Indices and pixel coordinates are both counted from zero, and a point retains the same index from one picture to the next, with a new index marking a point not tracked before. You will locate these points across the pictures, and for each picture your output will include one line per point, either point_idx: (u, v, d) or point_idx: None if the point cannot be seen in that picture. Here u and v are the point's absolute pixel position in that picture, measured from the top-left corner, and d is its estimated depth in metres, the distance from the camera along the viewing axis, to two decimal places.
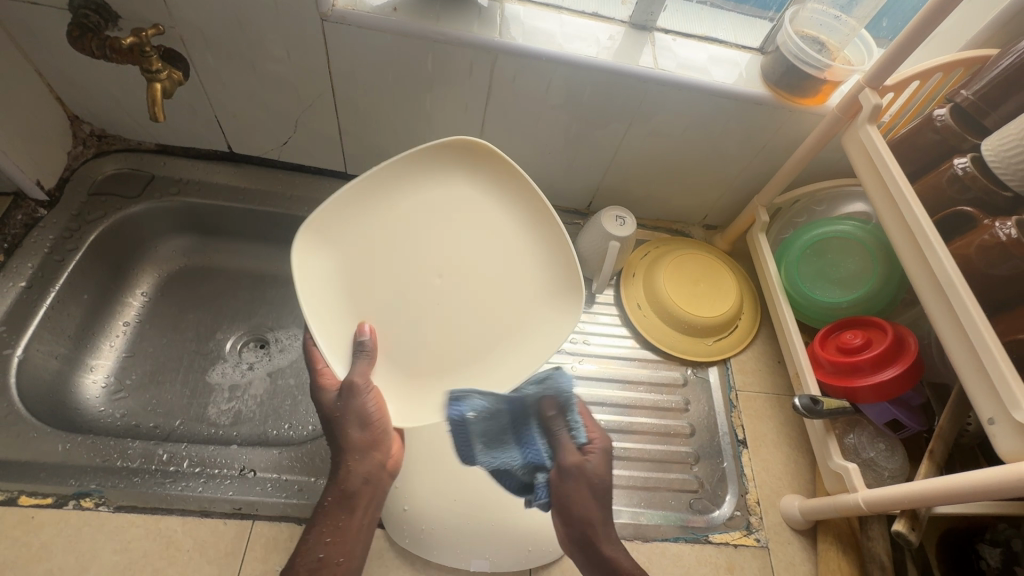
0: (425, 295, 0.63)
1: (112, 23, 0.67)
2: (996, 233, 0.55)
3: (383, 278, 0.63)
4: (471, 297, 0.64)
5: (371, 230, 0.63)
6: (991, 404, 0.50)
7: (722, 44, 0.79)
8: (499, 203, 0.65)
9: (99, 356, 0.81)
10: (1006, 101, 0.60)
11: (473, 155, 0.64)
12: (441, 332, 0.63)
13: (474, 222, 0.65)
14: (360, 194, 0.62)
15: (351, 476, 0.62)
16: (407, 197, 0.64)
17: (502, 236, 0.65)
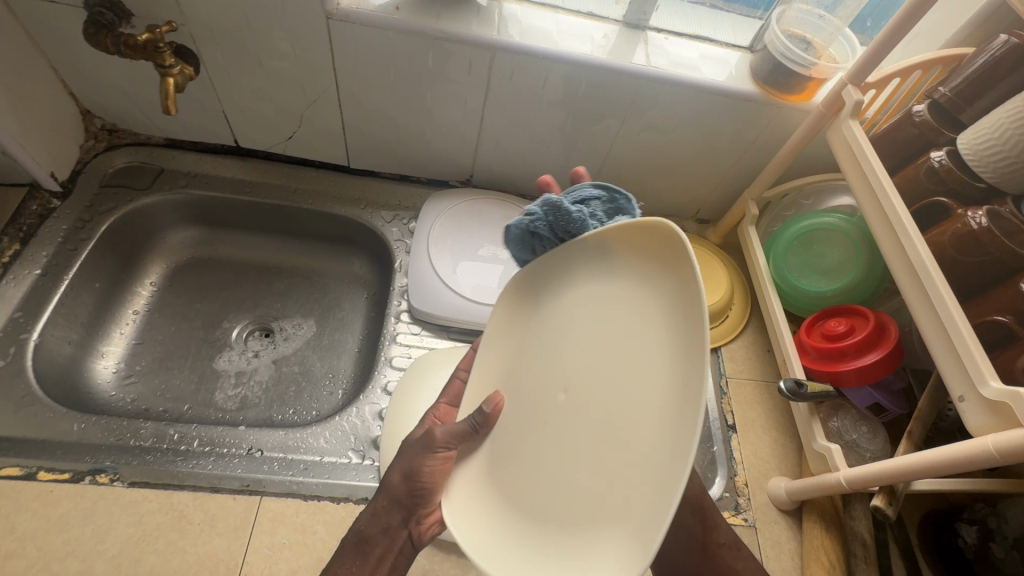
0: (557, 423, 0.48)
1: (125, 21, 0.70)
2: (968, 221, 0.58)
3: (538, 370, 0.53)
4: (591, 417, 0.46)
5: (563, 308, 0.54)
6: (961, 383, 0.53)
7: (712, 43, 0.82)
8: (667, 326, 0.43)
9: (110, 343, 0.84)
10: (981, 98, 0.63)
11: (675, 267, 0.43)
12: (544, 469, 0.47)
13: (638, 323, 0.46)
14: (561, 266, 0.55)
15: (377, 521, 0.57)
16: (597, 281, 0.51)
17: (658, 343, 0.43)
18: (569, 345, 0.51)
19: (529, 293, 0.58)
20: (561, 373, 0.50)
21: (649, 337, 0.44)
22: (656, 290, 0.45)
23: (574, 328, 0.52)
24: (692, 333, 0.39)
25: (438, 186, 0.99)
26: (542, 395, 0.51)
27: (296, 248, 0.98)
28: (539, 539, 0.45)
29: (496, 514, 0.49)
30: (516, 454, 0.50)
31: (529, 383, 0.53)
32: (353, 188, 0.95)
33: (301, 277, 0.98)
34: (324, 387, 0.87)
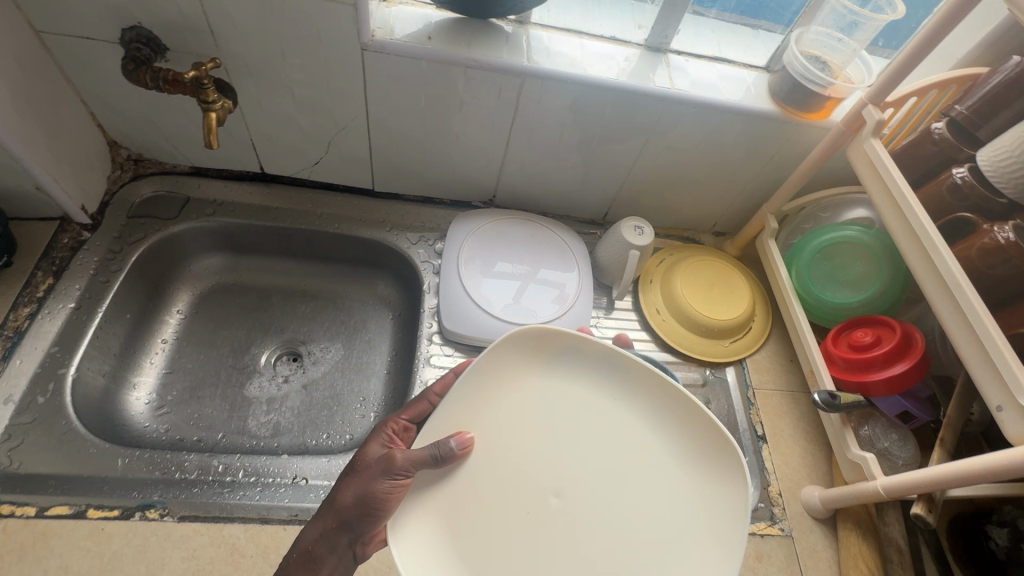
0: (552, 519, 0.60)
1: (161, 55, 0.71)
2: (995, 236, 0.60)
3: (535, 457, 0.63)
4: (585, 514, 0.60)
5: (586, 403, 0.64)
6: (999, 393, 0.55)
7: (731, 63, 0.85)
8: (682, 468, 0.61)
9: (141, 373, 0.83)
10: (996, 115, 0.66)
11: (714, 467, 0.59)
12: (530, 555, 0.59)
13: (651, 451, 0.62)
14: (608, 365, 0.64)
15: (326, 541, 0.58)
16: (626, 409, 0.64)
17: (669, 463, 0.61)
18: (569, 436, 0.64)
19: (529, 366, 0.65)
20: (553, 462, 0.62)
21: (659, 460, 0.62)
22: (675, 460, 0.61)
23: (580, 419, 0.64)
24: (697, 492, 0.59)
25: (461, 207, 1.00)
26: (534, 487, 0.61)
27: (320, 271, 0.99)
28: None
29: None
30: (485, 531, 0.59)
31: (515, 469, 0.62)
32: (378, 211, 0.96)
33: (326, 300, 0.98)
34: (356, 410, 0.87)
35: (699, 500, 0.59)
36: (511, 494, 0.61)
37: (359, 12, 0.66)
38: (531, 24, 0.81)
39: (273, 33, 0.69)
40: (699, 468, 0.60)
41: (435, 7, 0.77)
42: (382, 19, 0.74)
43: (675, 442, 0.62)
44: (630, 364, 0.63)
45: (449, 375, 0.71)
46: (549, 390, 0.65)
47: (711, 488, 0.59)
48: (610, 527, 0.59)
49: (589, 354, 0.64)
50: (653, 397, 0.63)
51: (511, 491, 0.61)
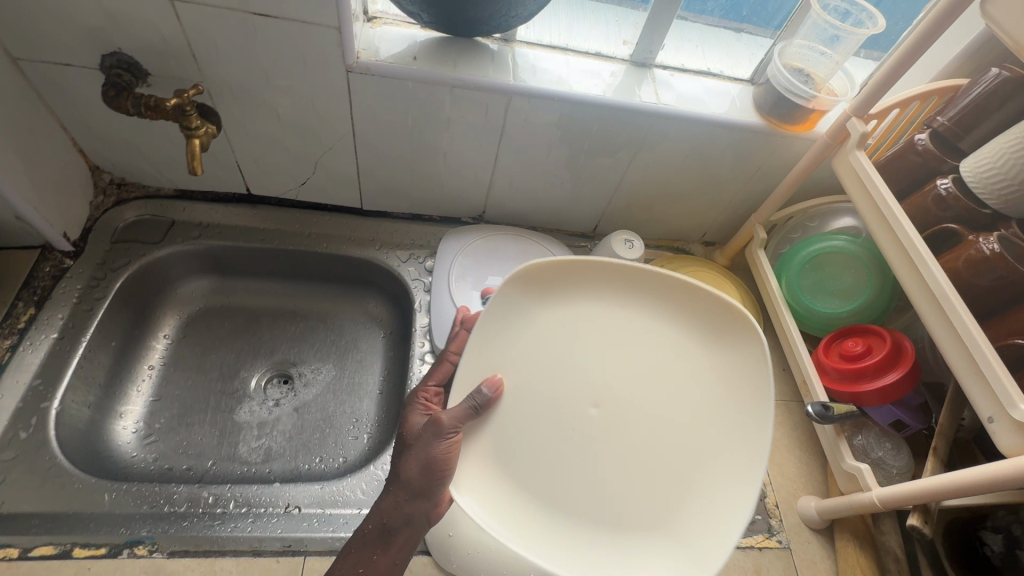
0: (596, 439, 0.62)
1: (142, 81, 0.70)
2: (980, 247, 0.61)
3: (560, 377, 0.63)
4: (624, 418, 0.63)
5: (595, 324, 0.65)
6: (989, 404, 0.55)
7: (716, 77, 0.85)
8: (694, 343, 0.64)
9: (128, 402, 0.82)
10: (978, 126, 0.67)
11: (721, 338, 0.63)
12: (583, 467, 0.61)
13: (666, 349, 0.64)
14: (593, 277, 0.65)
15: (395, 511, 0.59)
16: (629, 316, 0.65)
17: (680, 345, 0.64)
18: (591, 354, 0.64)
19: (535, 299, 0.64)
20: (581, 377, 0.64)
21: (675, 349, 0.64)
22: (687, 348, 0.64)
23: (596, 336, 0.65)
24: (712, 366, 0.63)
25: (451, 223, 0.99)
26: (570, 403, 0.63)
27: (310, 291, 0.98)
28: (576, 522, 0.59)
29: (520, 499, 0.60)
30: (532, 444, 0.62)
31: (542, 384, 0.63)
32: (366, 229, 0.95)
33: (316, 320, 0.97)
34: (349, 433, 0.86)
35: (715, 371, 0.63)
36: (543, 414, 0.62)
37: (343, 35, 0.66)
38: (517, 42, 0.81)
39: (255, 56, 0.68)
40: (706, 342, 0.64)
41: (419, 27, 0.77)
42: (366, 40, 0.73)
43: (679, 320, 0.65)
44: (617, 270, 0.64)
45: (461, 334, 0.74)
46: (557, 325, 0.65)
47: (720, 351, 0.63)
48: (651, 435, 0.62)
49: (579, 270, 0.64)
50: (653, 295, 0.65)
51: (547, 423, 0.62)
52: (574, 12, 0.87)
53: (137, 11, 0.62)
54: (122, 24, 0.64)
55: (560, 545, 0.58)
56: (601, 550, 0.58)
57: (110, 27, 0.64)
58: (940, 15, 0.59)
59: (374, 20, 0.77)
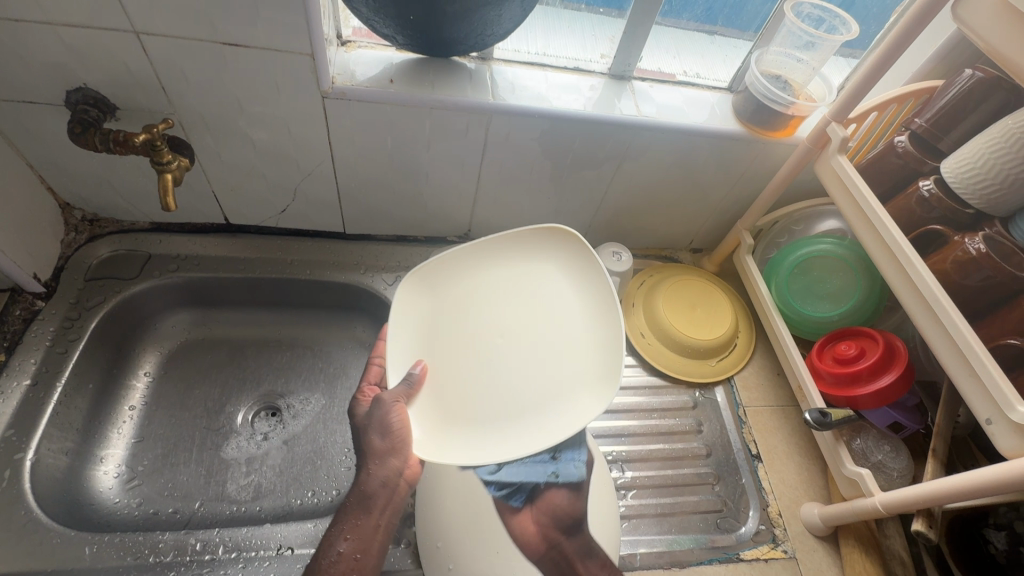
0: (493, 361, 0.62)
1: (110, 115, 0.68)
2: (967, 248, 0.61)
3: (451, 331, 0.63)
4: (527, 342, 0.62)
5: (465, 282, 0.65)
6: (987, 406, 0.55)
7: (695, 87, 0.85)
8: (557, 254, 0.64)
9: (108, 445, 0.79)
10: (956, 126, 0.67)
11: (555, 240, 0.64)
12: (500, 388, 0.60)
13: (540, 275, 0.64)
14: (451, 261, 0.65)
15: (370, 479, 0.62)
16: (487, 266, 0.65)
17: (544, 263, 0.64)
18: (486, 308, 0.64)
19: (417, 295, 0.64)
20: (482, 323, 0.63)
21: (543, 270, 0.64)
22: (536, 254, 0.65)
23: (485, 296, 0.64)
24: (568, 261, 0.63)
25: (436, 242, 0.98)
26: (472, 345, 0.63)
27: (295, 319, 0.95)
28: (517, 430, 0.58)
29: (455, 432, 0.59)
30: (450, 385, 0.61)
31: (444, 340, 0.63)
32: (350, 253, 0.93)
33: (303, 348, 0.94)
34: (341, 463, 0.84)
35: (559, 251, 0.64)
36: (446, 360, 0.62)
37: (318, 61, 0.65)
38: (494, 60, 0.80)
39: (227, 86, 0.67)
40: (557, 244, 0.64)
41: (395, 49, 0.76)
42: (342, 65, 0.72)
43: (535, 245, 0.65)
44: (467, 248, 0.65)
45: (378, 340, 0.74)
46: (439, 304, 0.64)
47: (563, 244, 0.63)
48: (553, 345, 0.61)
49: (441, 267, 0.65)
50: (508, 238, 0.65)
51: (449, 366, 0.62)
52: (551, 25, 0.86)
53: (103, 46, 0.61)
54: (87, 60, 0.62)
55: (495, 452, 0.57)
56: (532, 437, 0.57)
57: (75, 63, 0.62)
58: (913, 19, 0.59)
59: (348, 44, 0.76)
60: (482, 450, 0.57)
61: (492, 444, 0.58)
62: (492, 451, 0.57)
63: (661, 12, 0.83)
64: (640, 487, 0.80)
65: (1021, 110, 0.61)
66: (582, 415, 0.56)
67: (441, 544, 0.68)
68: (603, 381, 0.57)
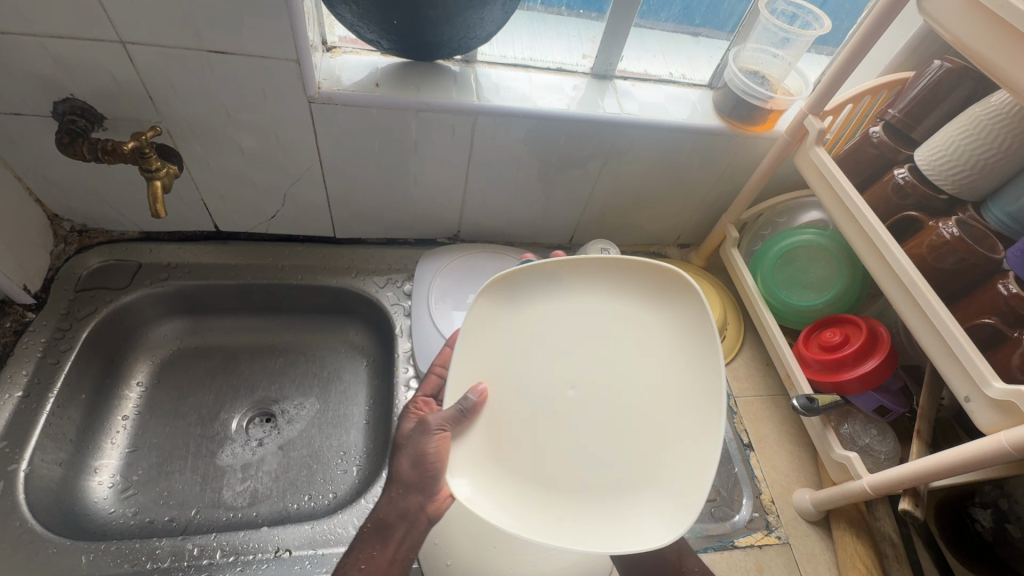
0: (571, 421, 0.58)
1: (97, 125, 0.68)
2: (942, 232, 0.63)
3: (528, 367, 0.60)
4: (612, 399, 0.59)
5: (555, 311, 0.62)
6: (965, 384, 0.56)
7: (676, 84, 0.87)
8: (659, 312, 0.60)
9: (102, 456, 0.79)
10: (927, 116, 0.69)
11: (661, 293, 0.60)
12: (577, 449, 0.57)
13: (639, 327, 0.60)
14: (556, 281, 0.62)
15: (392, 505, 0.60)
16: (584, 298, 0.62)
17: (645, 316, 0.60)
18: (570, 343, 0.61)
19: (501, 309, 0.61)
20: (562, 364, 0.60)
21: (643, 323, 0.60)
22: (647, 314, 0.60)
23: (571, 329, 0.61)
24: (671, 324, 0.59)
25: (426, 244, 0.99)
26: (550, 392, 0.60)
27: (287, 324, 0.96)
28: (591, 508, 0.54)
29: (523, 491, 0.55)
30: (522, 434, 0.58)
31: (521, 376, 0.60)
32: (341, 257, 0.94)
33: (296, 353, 0.95)
34: (337, 466, 0.84)
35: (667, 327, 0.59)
36: (522, 402, 0.59)
37: (303, 66, 0.66)
38: (478, 62, 0.82)
39: (214, 94, 0.68)
40: (664, 299, 0.59)
41: (380, 54, 0.77)
42: (327, 70, 0.73)
43: (639, 291, 0.61)
44: (572, 266, 0.61)
45: (449, 350, 0.74)
46: (527, 322, 0.62)
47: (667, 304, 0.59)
48: (644, 415, 0.57)
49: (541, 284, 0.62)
50: (613, 277, 0.61)
51: (524, 409, 0.59)
52: (534, 27, 0.87)
53: (88, 56, 0.61)
54: (74, 70, 0.62)
55: (564, 524, 0.53)
56: (587, 517, 0.54)
57: (61, 74, 0.63)
58: (881, 13, 0.61)
59: (333, 49, 0.77)
60: (551, 524, 0.53)
61: (563, 519, 0.53)
62: (564, 527, 0.53)
63: (639, 13, 0.85)
64: None
65: (989, 99, 0.63)
66: (644, 527, 0.52)
67: (439, 540, 0.68)
68: (676, 500, 0.52)
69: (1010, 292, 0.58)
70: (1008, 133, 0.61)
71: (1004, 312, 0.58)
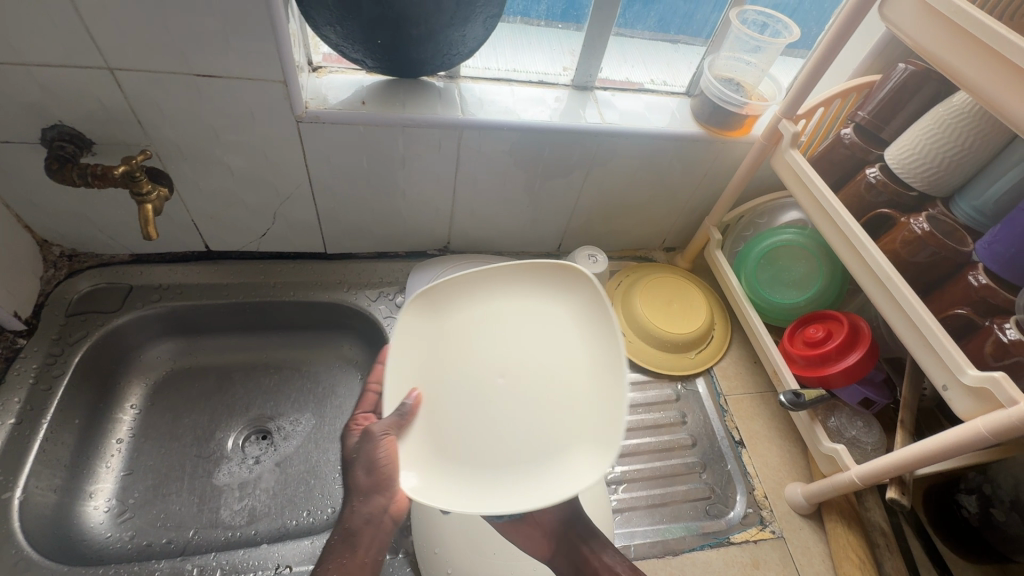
0: (498, 410, 0.55)
1: (86, 150, 0.69)
2: (913, 228, 0.65)
3: (444, 362, 0.57)
4: (530, 386, 0.56)
5: (469, 311, 0.59)
6: (942, 373, 0.58)
7: (654, 93, 0.90)
8: (564, 292, 0.59)
9: (97, 480, 0.78)
10: (895, 117, 0.72)
11: (568, 275, 0.58)
12: (502, 436, 0.53)
13: (548, 308, 0.59)
14: (463, 281, 0.59)
15: (355, 513, 0.60)
16: (495, 291, 0.60)
17: (552, 296, 0.59)
18: (483, 337, 0.58)
19: (419, 305, 0.58)
20: (478, 357, 0.57)
21: (552, 306, 0.59)
22: (559, 302, 0.59)
23: (485, 323, 0.59)
24: (577, 302, 0.58)
25: (417, 257, 1.00)
26: (472, 384, 0.56)
27: (280, 342, 0.96)
28: (523, 486, 0.51)
29: (449, 484, 0.51)
30: (445, 427, 0.54)
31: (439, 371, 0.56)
32: (333, 273, 0.95)
33: (289, 370, 0.95)
34: (334, 481, 0.84)
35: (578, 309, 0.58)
36: (441, 397, 0.55)
37: (290, 88, 0.67)
38: (461, 78, 0.84)
39: (203, 117, 0.69)
40: (569, 278, 0.58)
41: (365, 72, 0.79)
42: (314, 90, 0.74)
43: (543, 275, 0.59)
44: (474, 265, 0.59)
45: (380, 366, 0.72)
46: (442, 326, 0.58)
47: (572, 280, 0.58)
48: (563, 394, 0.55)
49: (449, 289, 0.59)
50: (515, 265, 0.59)
51: (445, 402, 0.55)
52: (517, 39, 0.89)
53: (78, 84, 0.62)
54: (62, 98, 0.63)
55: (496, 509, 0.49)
56: (520, 501, 0.49)
57: (50, 101, 0.63)
58: (844, 22, 0.64)
59: (319, 69, 0.78)
60: (482, 508, 0.49)
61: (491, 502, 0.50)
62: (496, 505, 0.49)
63: (617, 25, 0.87)
64: (631, 480, 0.82)
65: (951, 99, 0.66)
66: (583, 480, 0.49)
67: (438, 549, 0.69)
68: (604, 451, 0.50)
69: (980, 282, 0.61)
70: (970, 131, 0.64)
71: (975, 301, 0.61)
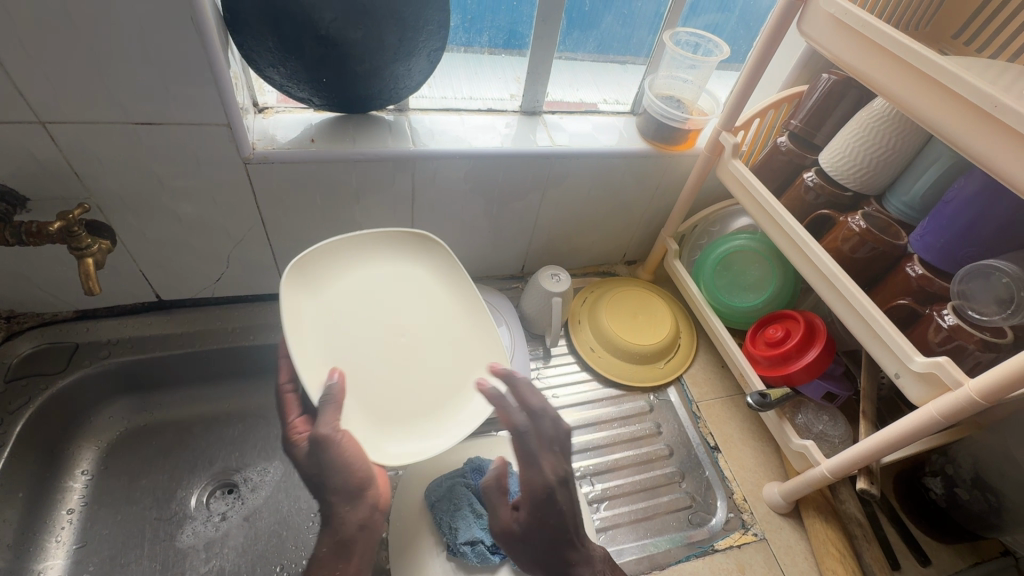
0: (402, 358, 0.69)
1: (20, 207, 0.66)
2: (852, 226, 0.68)
3: (345, 340, 0.67)
4: (422, 335, 0.71)
5: (340, 287, 0.69)
6: (893, 362, 0.60)
7: (600, 114, 0.93)
8: (418, 245, 0.74)
9: (46, 557, 0.73)
10: (824, 123, 0.76)
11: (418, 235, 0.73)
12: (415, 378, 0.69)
13: (414, 263, 0.74)
14: (322, 260, 0.68)
15: (345, 523, 0.69)
16: (364, 268, 0.71)
17: (414, 252, 0.74)
18: (366, 309, 0.70)
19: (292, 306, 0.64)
20: (371, 326, 0.69)
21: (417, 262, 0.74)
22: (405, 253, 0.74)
23: (366, 300, 0.70)
24: (432, 252, 0.74)
25: None
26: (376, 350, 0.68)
27: (242, 389, 0.92)
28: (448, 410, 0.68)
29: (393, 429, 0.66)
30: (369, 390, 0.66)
31: (344, 350, 0.67)
32: None
33: (254, 418, 0.91)
34: (309, 530, 0.81)
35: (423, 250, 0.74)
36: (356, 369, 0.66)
37: (235, 130, 0.66)
38: (411, 110, 0.85)
39: (145, 164, 0.67)
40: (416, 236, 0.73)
41: (313, 110, 0.79)
42: (261, 131, 0.74)
43: (399, 238, 0.73)
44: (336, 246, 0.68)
45: (284, 364, 0.71)
46: (324, 311, 0.67)
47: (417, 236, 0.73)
48: (443, 328, 0.72)
49: (311, 270, 0.67)
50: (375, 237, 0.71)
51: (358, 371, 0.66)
52: (470, 66, 0.89)
53: (6, 141, 0.60)
54: None
55: (442, 432, 0.66)
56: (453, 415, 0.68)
57: None
58: (768, 38, 0.68)
59: (265, 110, 0.78)
60: (429, 436, 0.66)
61: (433, 431, 0.67)
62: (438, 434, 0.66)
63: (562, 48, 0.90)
64: (613, 496, 0.81)
65: (873, 103, 0.70)
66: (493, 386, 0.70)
67: None
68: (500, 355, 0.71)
69: (917, 273, 0.64)
70: (893, 132, 0.68)
71: (915, 291, 0.64)
